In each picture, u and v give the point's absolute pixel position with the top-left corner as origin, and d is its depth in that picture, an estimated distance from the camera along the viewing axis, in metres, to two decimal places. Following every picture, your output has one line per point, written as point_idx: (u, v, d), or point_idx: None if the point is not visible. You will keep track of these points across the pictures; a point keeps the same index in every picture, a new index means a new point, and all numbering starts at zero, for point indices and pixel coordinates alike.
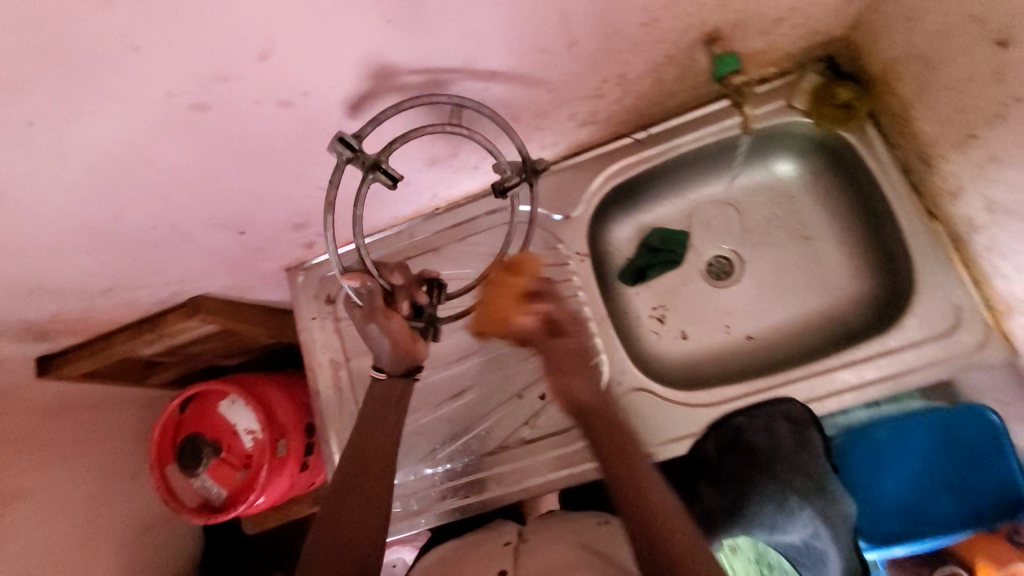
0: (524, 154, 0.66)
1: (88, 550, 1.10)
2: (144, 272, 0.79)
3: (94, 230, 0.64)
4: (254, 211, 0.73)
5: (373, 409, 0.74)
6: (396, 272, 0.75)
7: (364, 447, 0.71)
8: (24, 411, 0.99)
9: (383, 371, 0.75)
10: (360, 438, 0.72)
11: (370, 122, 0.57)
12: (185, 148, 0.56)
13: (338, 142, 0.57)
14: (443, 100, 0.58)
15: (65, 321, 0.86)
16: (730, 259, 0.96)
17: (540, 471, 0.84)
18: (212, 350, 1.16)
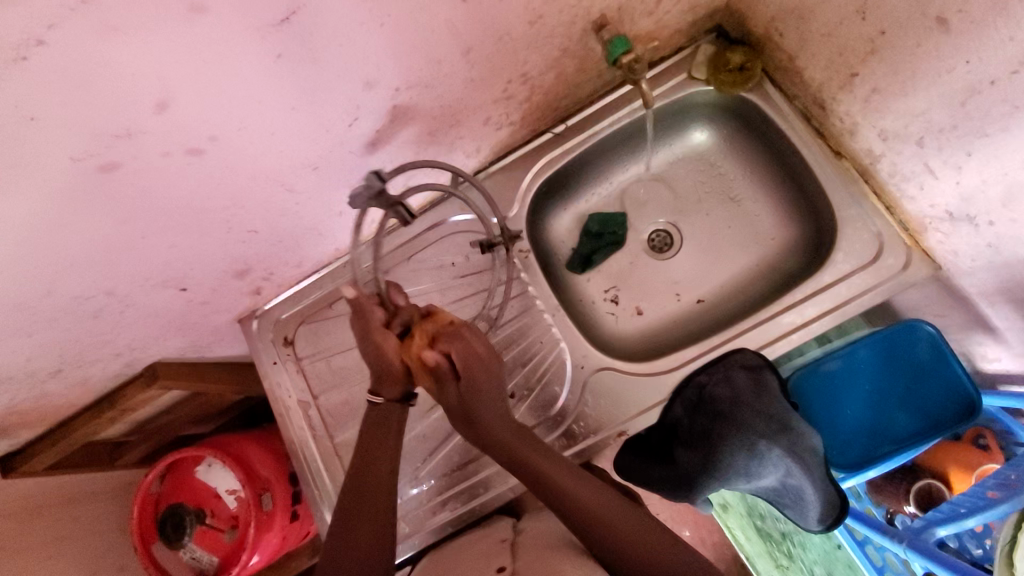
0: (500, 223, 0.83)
1: None
2: (91, 346, 0.78)
3: (27, 311, 0.64)
4: (191, 265, 0.74)
5: (372, 432, 0.74)
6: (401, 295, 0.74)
7: (365, 476, 0.71)
8: None
9: (380, 395, 0.74)
10: (361, 464, 0.72)
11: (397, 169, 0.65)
12: (101, 213, 0.57)
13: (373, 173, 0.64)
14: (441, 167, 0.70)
15: (19, 413, 0.85)
16: (668, 231, 1.01)
17: None
18: (181, 417, 1.15)
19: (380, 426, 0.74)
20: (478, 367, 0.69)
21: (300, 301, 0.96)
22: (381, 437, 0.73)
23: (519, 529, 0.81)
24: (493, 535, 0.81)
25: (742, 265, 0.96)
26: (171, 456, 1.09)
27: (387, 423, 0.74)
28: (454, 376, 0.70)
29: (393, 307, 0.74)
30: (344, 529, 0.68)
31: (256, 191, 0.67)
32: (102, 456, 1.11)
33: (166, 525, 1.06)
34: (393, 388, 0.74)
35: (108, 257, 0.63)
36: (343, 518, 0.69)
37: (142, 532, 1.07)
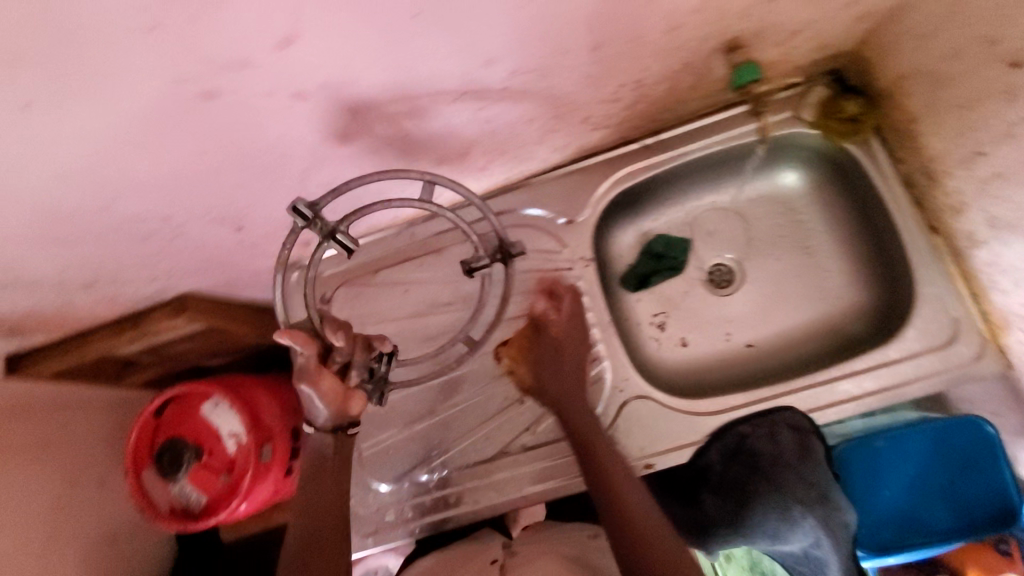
0: (500, 239, 0.74)
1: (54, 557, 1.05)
2: (131, 266, 0.75)
3: (80, 223, 0.61)
4: (253, 208, 0.71)
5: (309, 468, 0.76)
6: (340, 332, 0.67)
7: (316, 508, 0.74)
8: None
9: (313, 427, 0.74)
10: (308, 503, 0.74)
11: (330, 194, 0.61)
12: (181, 140, 0.53)
13: (293, 211, 0.59)
14: (415, 175, 0.62)
15: (41, 316, 0.82)
16: (731, 268, 0.97)
17: (540, 479, 0.83)
18: (197, 350, 1.12)
19: (319, 461, 0.76)
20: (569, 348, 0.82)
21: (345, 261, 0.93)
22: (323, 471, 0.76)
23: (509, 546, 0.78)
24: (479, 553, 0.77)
25: (802, 320, 0.93)
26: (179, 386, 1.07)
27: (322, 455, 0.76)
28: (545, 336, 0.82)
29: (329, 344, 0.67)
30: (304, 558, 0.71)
31: (342, 146, 0.63)
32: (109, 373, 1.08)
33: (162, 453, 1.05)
34: (326, 421, 0.74)
35: (174, 184, 0.60)
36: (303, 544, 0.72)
37: (137, 455, 1.05)
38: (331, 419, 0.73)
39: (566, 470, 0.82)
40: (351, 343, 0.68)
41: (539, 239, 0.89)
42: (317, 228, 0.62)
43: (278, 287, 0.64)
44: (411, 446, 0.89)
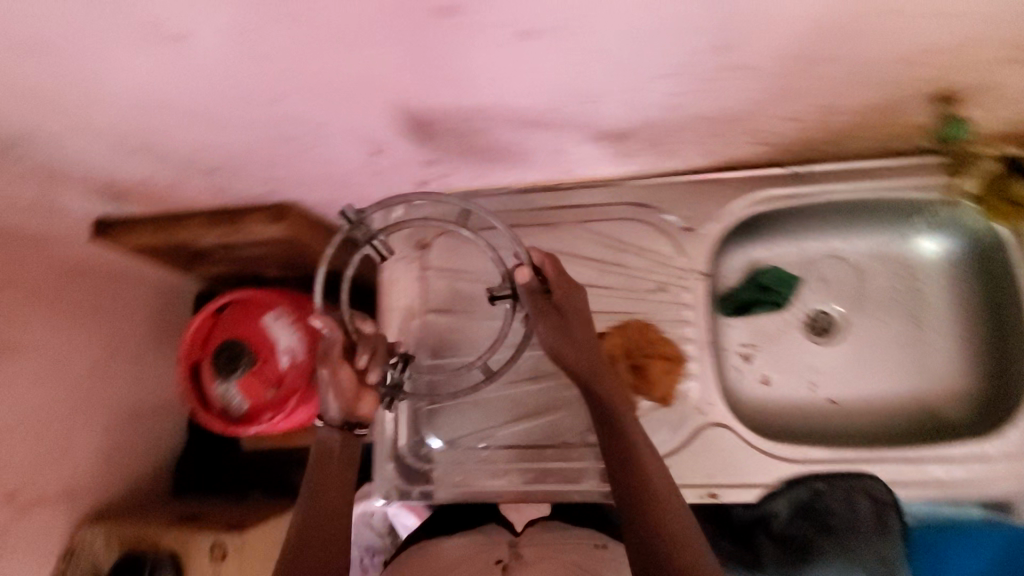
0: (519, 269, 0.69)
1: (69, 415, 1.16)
2: (256, 163, 0.73)
3: (242, 108, 0.59)
4: (399, 136, 0.68)
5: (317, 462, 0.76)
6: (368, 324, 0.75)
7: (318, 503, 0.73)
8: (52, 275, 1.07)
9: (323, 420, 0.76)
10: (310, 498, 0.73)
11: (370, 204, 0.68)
12: (384, 51, 0.51)
13: (340, 215, 0.67)
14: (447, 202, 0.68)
15: (149, 188, 0.81)
16: (834, 318, 0.94)
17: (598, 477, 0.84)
18: (270, 258, 1.13)
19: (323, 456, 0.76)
20: (571, 348, 0.69)
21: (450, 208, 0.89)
22: (327, 466, 0.76)
23: (514, 549, 0.70)
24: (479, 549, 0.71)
25: (895, 389, 0.91)
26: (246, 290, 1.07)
27: (330, 450, 0.77)
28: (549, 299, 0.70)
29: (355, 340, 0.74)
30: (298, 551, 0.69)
31: (521, 97, 0.60)
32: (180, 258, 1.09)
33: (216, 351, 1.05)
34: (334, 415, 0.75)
35: (349, 95, 0.58)
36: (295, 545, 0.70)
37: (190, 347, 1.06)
38: (340, 415, 0.75)
39: None
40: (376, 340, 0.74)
41: (657, 240, 0.86)
42: (359, 231, 0.71)
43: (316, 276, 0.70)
44: (476, 411, 0.88)
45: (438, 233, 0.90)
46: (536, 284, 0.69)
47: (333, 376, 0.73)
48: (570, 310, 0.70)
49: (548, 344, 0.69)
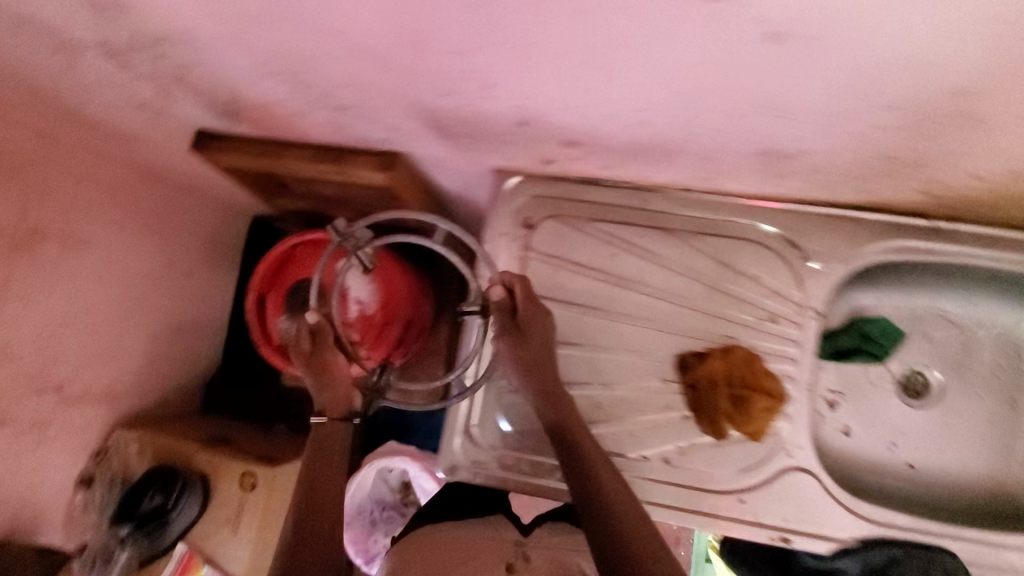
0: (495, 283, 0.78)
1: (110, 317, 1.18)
2: (393, 109, 0.69)
3: (417, 52, 0.55)
4: (556, 112, 0.64)
5: (315, 453, 0.86)
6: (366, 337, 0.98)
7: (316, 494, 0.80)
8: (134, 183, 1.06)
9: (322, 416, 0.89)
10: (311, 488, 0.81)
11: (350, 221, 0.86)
12: (599, 25, 0.47)
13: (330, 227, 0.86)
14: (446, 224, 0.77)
15: (269, 112, 0.77)
16: (929, 382, 0.91)
17: None
18: (353, 204, 1.10)
19: (324, 445, 0.87)
20: (533, 371, 0.75)
21: (565, 194, 0.86)
22: (324, 454, 0.86)
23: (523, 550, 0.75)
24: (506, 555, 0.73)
25: (978, 467, 0.88)
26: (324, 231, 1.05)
27: (329, 439, 0.88)
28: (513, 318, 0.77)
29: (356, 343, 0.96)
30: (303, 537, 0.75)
31: (714, 100, 0.55)
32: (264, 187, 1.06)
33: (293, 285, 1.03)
34: (333, 406, 0.90)
35: (533, 64, 0.54)
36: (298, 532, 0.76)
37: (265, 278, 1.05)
38: (333, 403, 0.90)
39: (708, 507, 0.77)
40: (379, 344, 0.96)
41: (776, 268, 0.81)
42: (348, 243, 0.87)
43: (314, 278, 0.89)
44: None
45: (547, 216, 0.86)
46: (506, 303, 0.78)
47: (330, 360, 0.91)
48: (535, 330, 0.76)
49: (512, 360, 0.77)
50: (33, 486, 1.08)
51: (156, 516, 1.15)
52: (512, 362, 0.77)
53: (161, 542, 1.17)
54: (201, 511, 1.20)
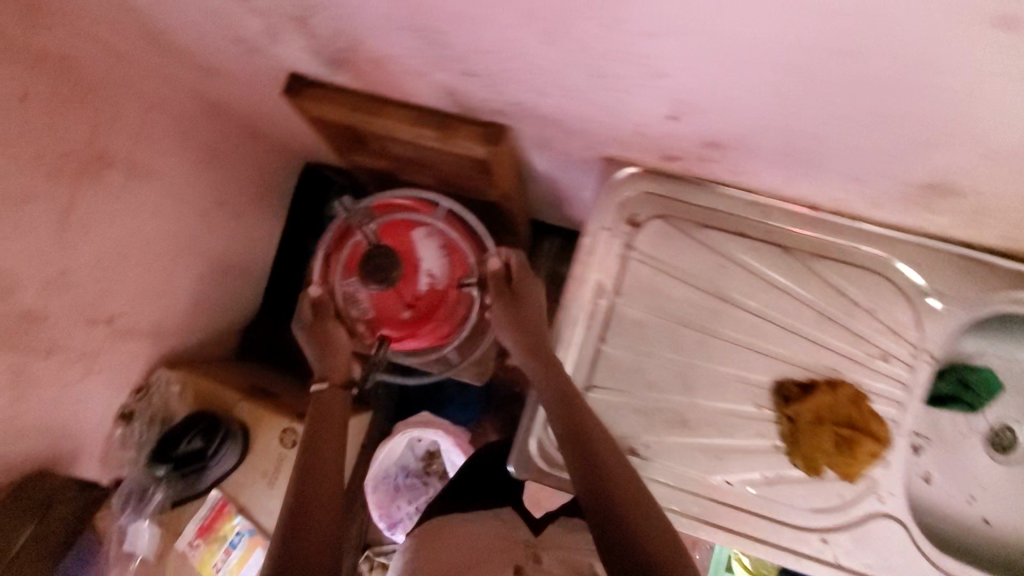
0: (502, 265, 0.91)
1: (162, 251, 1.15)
2: (527, 80, 0.63)
3: (600, 21, 0.49)
4: (716, 107, 0.58)
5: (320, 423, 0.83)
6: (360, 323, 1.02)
7: (312, 470, 0.75)
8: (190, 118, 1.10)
9: (321, 381, 0.90)
10: (307, 465, 0.75)
11: (363, 204, 1.04)
12: (842, 6, 0.41)
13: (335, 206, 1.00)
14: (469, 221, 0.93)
15: (382, 64, 0.71)
16: (1017, 438, 0.88)
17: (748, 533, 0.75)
18: (436, 168, 1.06)
19: (324, 415, 0.85)
20: (531, 355, 0.78)
21: (677, 195, 0.79)
22: (325, 424, 0.83)
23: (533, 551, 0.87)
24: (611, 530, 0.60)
25: None
26: (398, 199, 1.04)
27: (328, 412, 0.85)
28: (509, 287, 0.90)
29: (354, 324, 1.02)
30: (305, 510, 0.68)
31: (918, 116, 0.51)
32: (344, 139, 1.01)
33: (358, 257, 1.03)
34: (331, 371, 0.91)
35: (730, 46, 0.48)
36: (297, 506, 0.69)
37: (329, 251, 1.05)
38: (323, 371, 0.92)
39: (788, 542, 0.74)
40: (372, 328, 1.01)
41: (896, 305, 0.76)
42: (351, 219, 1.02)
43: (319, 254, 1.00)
44: (638, 416, 0.77)
45: (655, 216, 0.80)
46: (502, 276, 0.90)
47: (327, 333, 0.97)
48: (525, 295, 0.88)
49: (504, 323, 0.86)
50: (76, 417, 1.05)
51: (192, 459, 1.13)
52: (503, 324, 0.87)
53: (199, 485, 1.16)
54: (239, 459, 1.18)
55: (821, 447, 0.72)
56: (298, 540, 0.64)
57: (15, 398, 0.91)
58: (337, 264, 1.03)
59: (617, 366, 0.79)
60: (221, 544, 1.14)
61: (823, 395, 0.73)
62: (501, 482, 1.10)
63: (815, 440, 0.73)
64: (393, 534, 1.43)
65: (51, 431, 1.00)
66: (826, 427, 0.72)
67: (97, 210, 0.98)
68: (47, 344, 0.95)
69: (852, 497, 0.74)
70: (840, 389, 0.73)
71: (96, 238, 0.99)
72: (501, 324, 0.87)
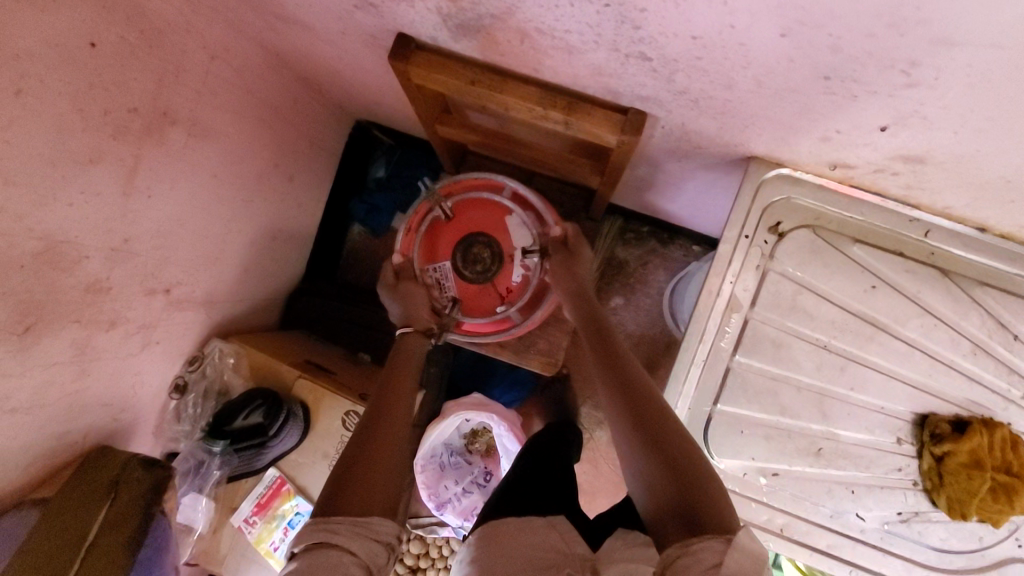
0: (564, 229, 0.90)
1: (221, 215, 1.05)
2: (717, 72, 0.54)
3: (882, 17, 0.40)
4: (953, 123, 0.50)
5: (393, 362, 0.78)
6: (437, 290, 0.95)
7: (380, 415, 0.69)
8: (255, 69, 0.99)
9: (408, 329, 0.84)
10: (373, 414, 0.69)
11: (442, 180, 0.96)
12: None
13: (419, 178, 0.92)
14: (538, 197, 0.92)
15: (528, 36, 0.61)
16: None
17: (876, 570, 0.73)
18: (529, 147, 0.97)
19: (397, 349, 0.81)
20: (579, 304, 0.82)
21: (829, 205, 0.72)
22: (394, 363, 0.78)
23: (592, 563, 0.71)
24: (724, 552, 0.50)
25: None
26: (481, 178, 0.96)
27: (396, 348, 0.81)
28: (562, 244, 0.90)
29: (433, 293, 0.95)
30: (352, 460, 0.63)
31: None
32: (435, 109, 0.90)
33: (441, 236, 0.95)
34: (416, 324, 0.85)
35: None
36: (349, 455, 0.64)
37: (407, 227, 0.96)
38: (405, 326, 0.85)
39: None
40: (449, 294, 0.94)
41: None
42: (429, 196, 0.94)
43: (401, 221, 0.93)
44: (773, 442, 0.73)
45: (803, 226, 0.73)
46: (559, 238, 0.90)
47: (405, 293, 0.90)
48: (577, 249, 0.89)
49: (556, 272, 0.87)
50: (135, 392, 0.98)
51: (252, 433, 1.08)
52: (556, 273, 0.87)
53: (256, 462, 1.14)
54: (299, 440, 1.14)
55: (972, 492, 0.68)
56: (360, 487, 0.60)
57: (78, 374, 0.83)
58: (416, 233, 0.95)
59: (747, 387, 0.73)
60: (278, 522, 1.12)
61: (976, 436, 0.69)
62: (551, 476, 0.99)
63: (964, 484, 0.68)
64: (441, 515, 1.36)
65: (112, 406, 0.93)
66: (977, 470, 0.68)
67: (170, 173, 0.89)
68: (110, 318, 0.87)
69: (988, 539, 0.72)
70: (993, 430, 0.69)
71: (159, 203, 0.89)
72: (556, 280, 0.88)
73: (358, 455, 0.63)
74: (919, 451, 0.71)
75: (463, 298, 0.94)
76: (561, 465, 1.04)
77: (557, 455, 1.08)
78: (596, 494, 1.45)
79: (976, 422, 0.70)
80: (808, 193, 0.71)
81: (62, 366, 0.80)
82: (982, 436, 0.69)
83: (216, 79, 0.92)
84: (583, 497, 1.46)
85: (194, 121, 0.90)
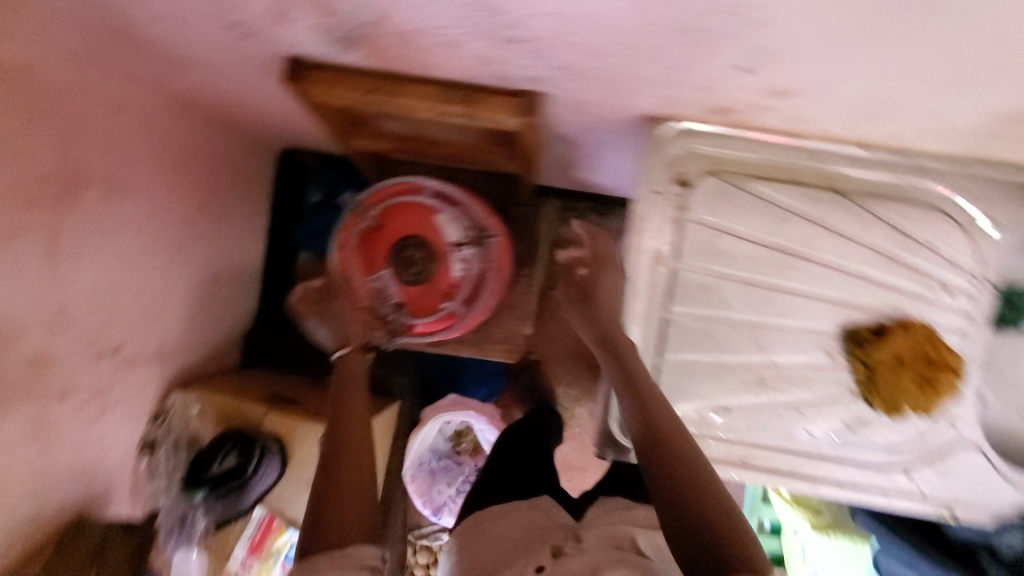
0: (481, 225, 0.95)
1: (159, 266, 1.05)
2: (587, 43, 0.57)
3: None
4: (806, 54, 0.54)
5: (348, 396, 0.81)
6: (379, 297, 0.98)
7: (339, 454, 0.69)
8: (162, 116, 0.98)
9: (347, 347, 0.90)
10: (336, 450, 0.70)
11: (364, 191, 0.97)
12: None
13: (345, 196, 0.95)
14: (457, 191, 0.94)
15: (410, 39, 0.63)
16: None
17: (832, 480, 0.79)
18: (449, 145, 0.98)
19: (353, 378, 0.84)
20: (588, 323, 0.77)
21: (727, 149, 0.76)
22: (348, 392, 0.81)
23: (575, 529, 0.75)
24: None
25: None
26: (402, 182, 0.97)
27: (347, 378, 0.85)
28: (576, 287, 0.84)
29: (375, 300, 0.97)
30: (325, 500, 0.62)
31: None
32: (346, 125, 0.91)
33: (374, 246, 0.97)
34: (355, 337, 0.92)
35: None
36: (321, 495, 0.63)
37: (340, 243, 0.97)
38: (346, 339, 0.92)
39: (860, 486, 0.79)
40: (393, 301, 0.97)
41: (952, 239, 0.76)
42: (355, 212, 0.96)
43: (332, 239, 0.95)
44: (719, 383, 0.78)
45: (708, 172, 0.76)
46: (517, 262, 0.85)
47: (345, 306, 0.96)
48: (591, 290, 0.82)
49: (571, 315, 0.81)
50: (102, 458, 0.97)
51: (230, 477, 1.07)
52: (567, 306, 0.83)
53: (239, 506, 1.08)
54: (280, 474, 1.11)
55: (894, 385, 0.75)
56: (334, 517, 0.60)
57: (38, 450, 0.82)
58: (349, 247, 0.97)
59: (686, 334, 0.77)
60: (275, 559, 1.08)
61: (894, 337, 0.75)
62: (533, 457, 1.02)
63: (885, 380, 0.75)
64: (440, 519, 1.37)
65: (80, 477, 0.92)
66: (896, 365, 0.74)
67: (96, 234, 0.88)
68: (61, 388, 0.86)
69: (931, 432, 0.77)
70: (908, 328, 0.75)
71: (90, 265, 0.88)
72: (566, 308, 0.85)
73: (327, 494, 0.63)
74: (851, 362, 0.76)
75: (407, 304, 0.96)
76: (538, 445, 1.07)
77: (533, 435, 1.10)
78: (586, 468, 1.49)
79: (895, 324, 0.75)
80: (706, 141, 0.75)
81: (20, 445, 0.79)
82: (900, 337, 0.75)
83: (126, 132, 0.91)
84: (575, 474, 1.49)
85: (109, 178, 0.89)
